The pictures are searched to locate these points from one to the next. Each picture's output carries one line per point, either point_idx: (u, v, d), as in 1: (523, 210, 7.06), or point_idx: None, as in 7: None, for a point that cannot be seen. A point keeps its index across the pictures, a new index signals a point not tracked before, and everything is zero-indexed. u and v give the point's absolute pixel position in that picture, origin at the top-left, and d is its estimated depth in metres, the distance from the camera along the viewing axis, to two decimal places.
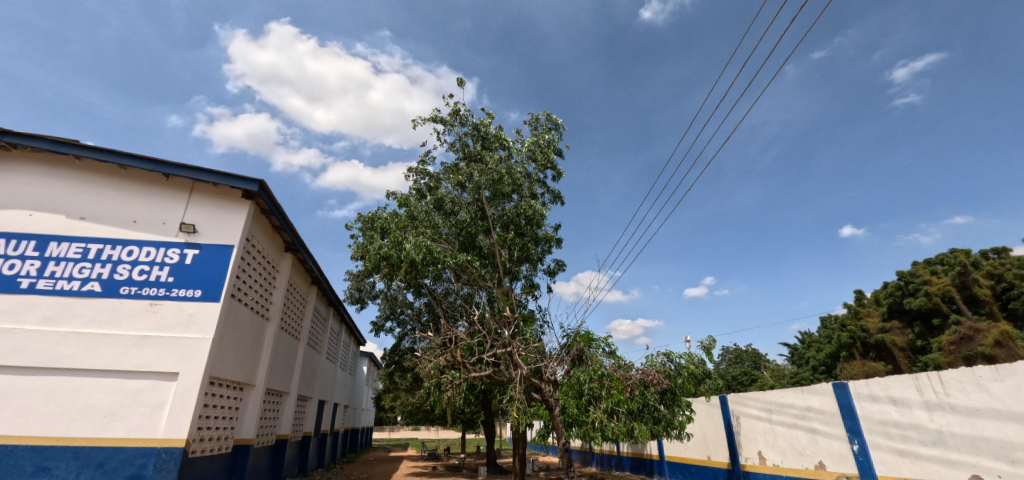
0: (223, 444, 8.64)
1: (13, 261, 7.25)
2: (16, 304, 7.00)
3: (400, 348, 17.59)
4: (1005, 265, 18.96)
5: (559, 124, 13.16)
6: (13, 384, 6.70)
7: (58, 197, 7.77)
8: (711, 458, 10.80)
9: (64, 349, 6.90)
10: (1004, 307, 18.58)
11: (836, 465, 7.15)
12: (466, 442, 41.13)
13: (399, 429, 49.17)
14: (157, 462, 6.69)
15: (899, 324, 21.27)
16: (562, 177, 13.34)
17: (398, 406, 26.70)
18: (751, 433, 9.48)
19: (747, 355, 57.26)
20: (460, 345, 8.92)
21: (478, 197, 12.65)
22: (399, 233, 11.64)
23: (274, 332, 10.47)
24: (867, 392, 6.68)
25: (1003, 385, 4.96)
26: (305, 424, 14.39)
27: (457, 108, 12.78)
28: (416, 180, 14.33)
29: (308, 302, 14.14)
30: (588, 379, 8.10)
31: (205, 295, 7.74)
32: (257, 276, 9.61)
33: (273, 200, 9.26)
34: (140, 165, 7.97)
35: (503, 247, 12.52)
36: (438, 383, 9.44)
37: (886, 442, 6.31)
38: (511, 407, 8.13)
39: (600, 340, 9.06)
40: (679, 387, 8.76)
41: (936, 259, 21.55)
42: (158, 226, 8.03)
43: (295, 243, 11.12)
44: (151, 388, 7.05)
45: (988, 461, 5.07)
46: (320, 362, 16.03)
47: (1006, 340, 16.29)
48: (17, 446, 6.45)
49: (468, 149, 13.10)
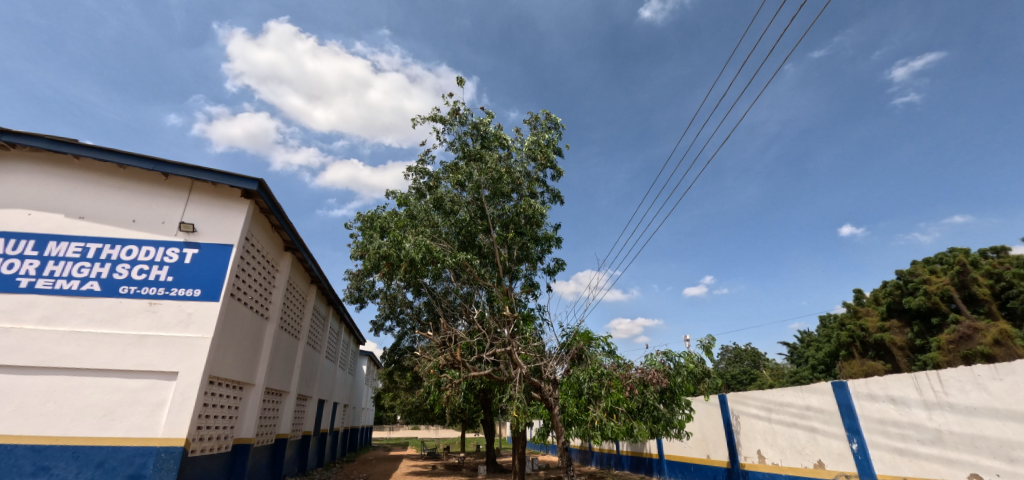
0: (223, 443, 8.64)
1: (12, 260, 7.24)
2: (15, 303, 6.99)
3: (399, 347, 17.59)
4: (1004, 264, 18.97)
5: (559, 124, 13.17)
6: (13, 383, 6.69)
7: (57, 196, 7.76)
8: (711, 457, 10.81)
9: (63, 348, 6.90)
10: (1003, 306, 18.60)
11: (836, 464, 7.17)
12: (465, 441, 41.17)
13: (399, 428, 49.19)
14: (157, 461, 6.69)
15: (899, 323, 21.32)
16: (561, 177, 13.34)
17: (398, 405, 26.69)
18: (751, 432, 9.49)
19: (746, 354, 57.30)
20: (460, 344, 8.93)
21: (477, 196, 12.64)
22: (399, 233, 11.64)
23: (273, 331, 10.47)
24: (866, 391, 6.68)
25: (1003, 384, 4.97)
26: (304, 423, 14.38)
27: (456, 107, 12.78)
28: (415, 179, 14.32)
29: (308, 301, 14.14)
30: (588, 378, 8.11)
31: (205, 294, 7.74)
32: (256, 275, 9.60)
33: (273, 200, 9.26)
34: (139, 165, 7.96)
35: (502, 247, 12.53)
36: (437, 382, 9.45)
37: (885, 441, 6.32)
38: (511, 406, 8.14)
39: (600, 339, 9.08)
40: (679, 386, 8.77)
41: (935, 258, 21.56)
42: (157, 225, 8.03)
43: (295, 243, 11.11)
44: (151, 388, 7.05)
45: (987, 460, 5.07)
46: (319, 362, 16.02)
47: (1005, 339, 16.33)
48: (17, 446, 6.45)
49: (468, 149, 13.09)
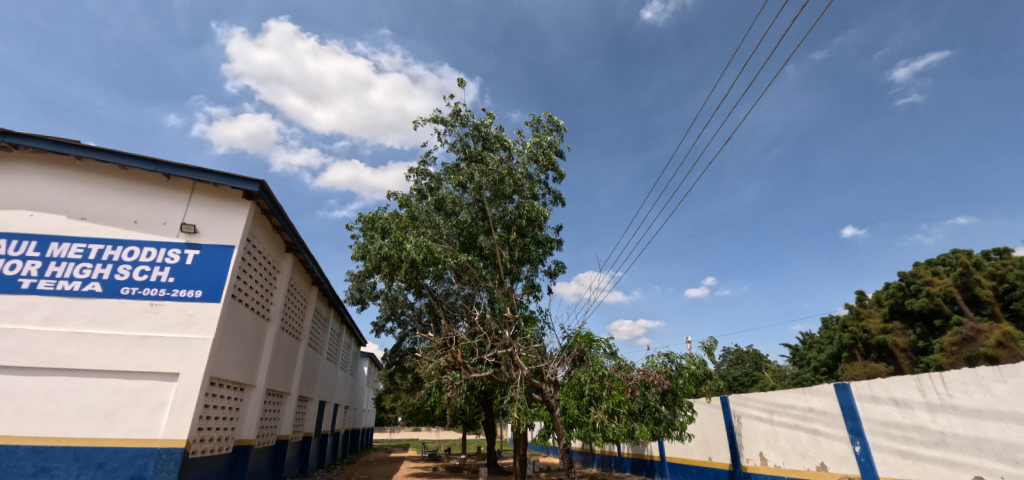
0: (223, 444, 8.61)
1: (14, 261, 7.27)
2: (17, 304, 7.01)
3: (400, 348, 17.66)
4: (1007, 265, 18.85)
5: (560, 125, 13.16)
6: (15, 384, 6.70)
7: (59, 197, 7.79)
8: (713, 459, 10.77)
9: (66, 349, 6.91)
10: (1006, 308, 18.50)
11: (838, 467, 7.13)
12: (466, 442, 40.94)
13: (400, 429, 49.39)
14: (157, 463, 6.69)
15: (900, 324, 21.26)
16: (563, 179, 13.32)
17: (398, 407, 26.60)
18: (752, 434, 9.46)
19: (748, 355, 57.13)
20: (460, 345, 8.76)
21: (478, 197, 12.62)
22: (399, 233, 11.63)
23: (274, 333, 10.45)
24: (869, 393, 6.66)
25: (1006, 386, 4.95)
26: (305, 425, 14.32)
27: (457, 108, 12.76)
28: (416, 180, 14.33)
29: (308, 303, 14.11)
30: (589, 380, 8.07)
31: (205, 295, 7.73)
32: (257, 276, 9.57)
33: (274, 201, 9.24)
34: (140, 165, 7.96)
35: (503, 248, 12.51)
36: (438, 382, 9.41)
37: (888, 443, 6.30)
38: (512, 407, 8.09)
39: (600, 340, 9.08)
40: (680, 389, 8.80)
41: (937, 260, 21.50)
42: (158, 226, 8.04)
43: (296, 244, 11.07)
44: (152, 388, 7.05)
45: (991, 463, 5.04)
46: (320, 363, 15.96)
47: (1008, 341, 16.17)
48: (18, 446, 6.45)
49: (469, 150, 13.10)
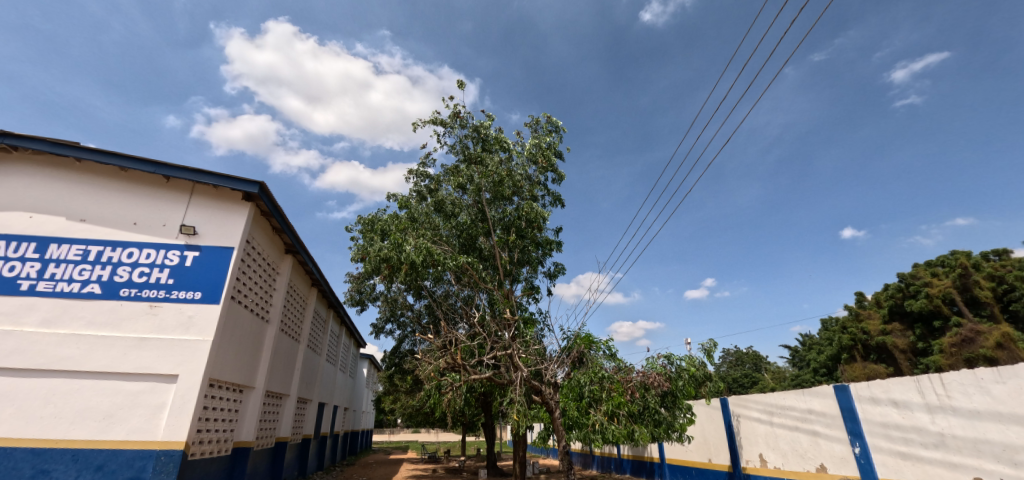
0: (223, 446, 8.62)
1: (13, 263, 7.26)
2: (17, 305, 7.00)
3: (400, 350, 17.63)
4: (1006, 267, 18.89)
5: (559, 127, 13.20)
6: (14, 386, 6.69)
7: (58, 198, 7.79)
8: (713, 461, 10.75)
9: (65, 351, 6.90)
10: (1005, 309, 18.53)
11: (838, 468, 7.11)
12: (466, 445, 40.85)
13: (399, 431, 49.33)
14: (157, 465, 6.67)
15: (900, 326, 21.25)
16: (562, 180, 13.36)
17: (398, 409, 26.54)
18: (752, 435, 9.46)
19: (748, 357, 57.11)
20: (460, 347, 8.70)
21: (478, 199, 12.61)
22: (399, 235, 11.63)
23: (274, 334, 10.47)
24: (868, 395, 6.67)
25: (1006, 388, 4.96)
26: (304, 426, 14.34)
27: (456, 110, 12.88)
28: (416, 181, 14.29)
29: (308, 304, 14.14)
30: (589, 381, 8.04)
31: (205, 297, 7.73)
32: (257, 277, 9.58)
33: (274, 202, 9.25)
34: (139, 167, 7.97)
35: (503, 249, 12.52)
36: (437, 385, 9.38)
37: (888, 445, 6.30)
38: (511, 409, 8.10)
39: (600, 342, 9.06)
40: (680, 390, 8.81)
41: (936, 260, 21.51)
42: (158, 227, 8.03)
43: (295, 245, 11.08)
44: (152, 390, 7.05)
45: (991, 464, 5.04)
46: (320, 365, 15.96)
47: (1007, 342, 16.19)
48: (16, 449, 6.44)
49: (468, 152, 13.11)
